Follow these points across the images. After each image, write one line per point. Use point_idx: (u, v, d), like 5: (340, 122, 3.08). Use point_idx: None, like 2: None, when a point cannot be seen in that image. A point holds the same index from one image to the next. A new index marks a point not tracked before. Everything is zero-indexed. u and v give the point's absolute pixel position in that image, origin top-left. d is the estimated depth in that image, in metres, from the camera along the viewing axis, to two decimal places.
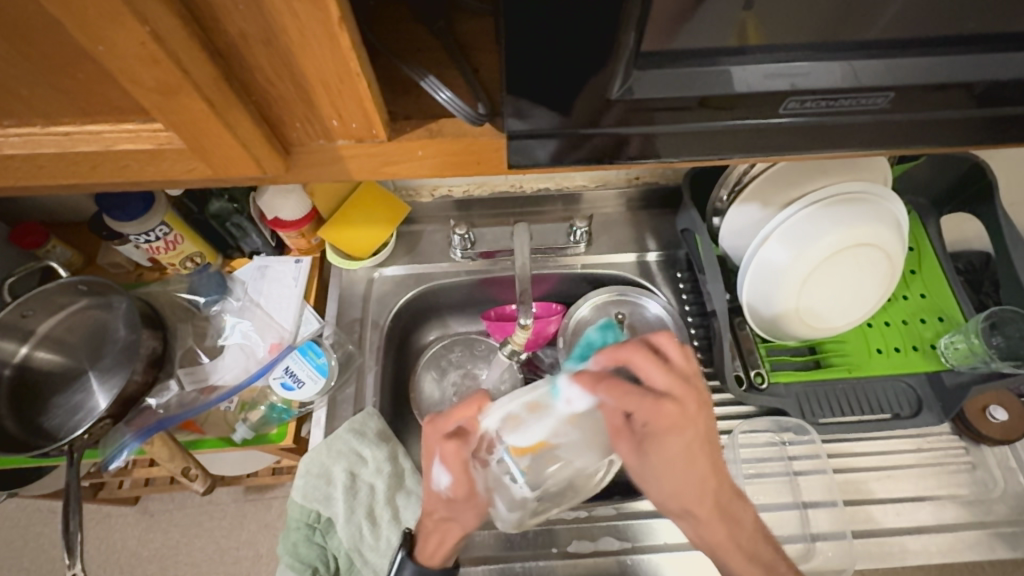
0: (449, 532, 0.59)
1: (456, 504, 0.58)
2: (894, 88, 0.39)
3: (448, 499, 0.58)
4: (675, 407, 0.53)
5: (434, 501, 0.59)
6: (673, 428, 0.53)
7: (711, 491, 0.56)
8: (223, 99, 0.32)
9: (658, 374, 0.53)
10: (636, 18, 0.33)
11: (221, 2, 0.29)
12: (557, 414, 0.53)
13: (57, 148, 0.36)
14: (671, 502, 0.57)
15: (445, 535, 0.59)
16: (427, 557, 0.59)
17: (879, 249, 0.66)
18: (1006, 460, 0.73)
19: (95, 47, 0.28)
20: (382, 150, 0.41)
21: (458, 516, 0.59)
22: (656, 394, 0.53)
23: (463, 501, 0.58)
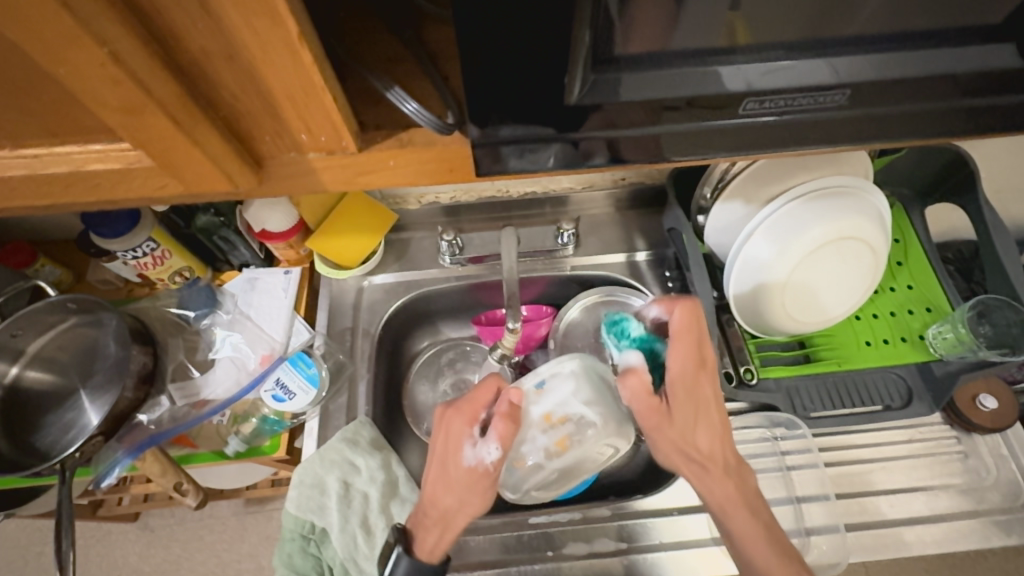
0: (449, 525, 0.57)
1: (477, 489, 0.57)
2: (848, 85, 0.40)
3: (475, 481, 0.57)
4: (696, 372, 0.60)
5: (445, 486, 0.57)
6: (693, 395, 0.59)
7: (718, 451, 0.60)
8: (189, 117, 0.33)
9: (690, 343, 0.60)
10: (589, 18, 0.33)
11: (180, 21, 0.29)
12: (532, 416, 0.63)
13: (27, 170, 0.36)
14: (676, 458, 0.61)
15: (449, 528, 0.58)
16: (427, 551, 0.57)
17: (862, 242, 0.66)
18: (998, 448, 0.73)
19: (55, 70, 0.28)
20: (355, 161, 0.41)
21: (459, 511, 0.57)
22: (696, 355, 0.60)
23: (452, 490, 0.57)
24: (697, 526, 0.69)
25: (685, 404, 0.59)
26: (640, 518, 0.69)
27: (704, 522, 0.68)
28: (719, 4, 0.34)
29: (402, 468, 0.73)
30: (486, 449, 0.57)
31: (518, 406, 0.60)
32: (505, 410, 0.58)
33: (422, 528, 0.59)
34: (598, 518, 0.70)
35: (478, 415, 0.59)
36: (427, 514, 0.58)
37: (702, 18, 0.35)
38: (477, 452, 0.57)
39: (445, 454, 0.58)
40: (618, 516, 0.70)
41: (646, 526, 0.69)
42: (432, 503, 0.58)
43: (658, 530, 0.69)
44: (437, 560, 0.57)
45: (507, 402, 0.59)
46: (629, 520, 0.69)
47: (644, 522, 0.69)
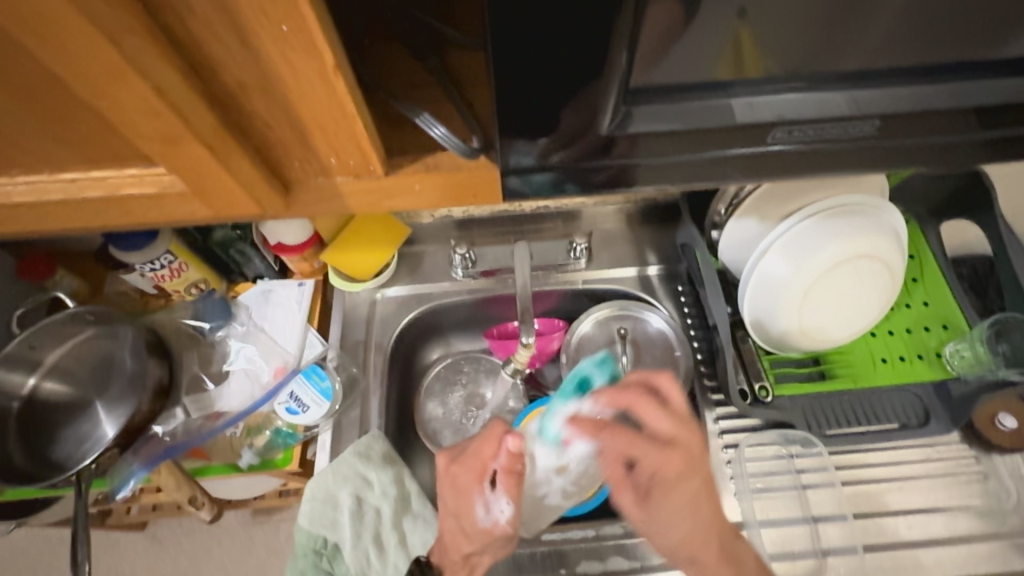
0: (476, 567, 0.63)
1: (497, 542, 0.62)
2: (881, 115, 0.40)
3: (494, 536, 0.62)
4: (681, 451, 0.58)
5: (468, 538, 0.62)
6: (680, 477, 0.59)
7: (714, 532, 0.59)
8: (224, 145, 0.33)
9: (663, 420, 0.58)
10: (628, 31, 0.33)
11: (219, 54, 0.29)
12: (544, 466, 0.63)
13: (63, 195, 0.37)
14: (679, 548, 0.60)
15: (472, 571, 0.63)
16: None
17: (878, 261, 0.66)
18: (1018, 469, 0.72)
19: (99, 102, 0.29)
20: (380, 185, 0.41)
21: (483, 553, 0.63)
22: (664, 437, 0.59)
23: (471, 535, 0.62)
24: None
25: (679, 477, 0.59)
26: None
27: None
28: (746, 32, 0.35)
29: (414, 483, 0.73)
30: (498, 505, 0.61)
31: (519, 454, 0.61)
32: (506, 464, 0.61)
33: (450, 567, 0.64)
34: (611, 536, 0.69)
35: (483, 471, 0.62)
36: (452, 556, 0.63)
37: (726, 47, 0.36)
38: (490, 510, 0.61)
39: (461, 508, 0.62)
40: (632, 534, 0.69)
41: None
42: (453, 548, 0.63)
43: None
44: None
45: (510, 453, 0.61)
46: (642, 538, 0.69)
47: None
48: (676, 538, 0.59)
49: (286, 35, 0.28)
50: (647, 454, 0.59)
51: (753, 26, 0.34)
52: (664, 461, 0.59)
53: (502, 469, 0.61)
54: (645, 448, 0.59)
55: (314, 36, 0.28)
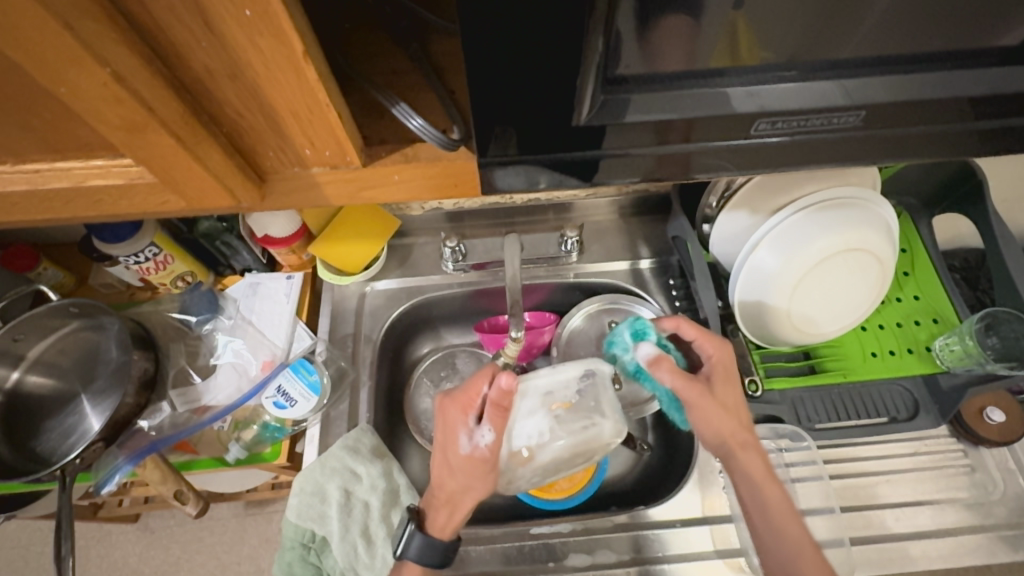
0: (460, 507, 0.60)
1: (479, 473, 0.59)
2: (865, 107, 0.40)
3: (473, 467, 0.59)
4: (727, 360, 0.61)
5: (454, 472, 0.59)
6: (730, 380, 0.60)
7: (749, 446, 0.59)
8: (192, 134, 0.32)
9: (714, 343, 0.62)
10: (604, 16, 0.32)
11: (183, 40, 0.29)
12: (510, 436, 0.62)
13: (28, 186, 0.36)
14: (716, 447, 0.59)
15: (457, 509, 0.60)
16: (439, 529, 0.61)
17: (868, 254, 0.66)
18: (1005, 462, 0.72)
19: (57, 89, 0.28)
20: (359, 176, 0.40)
21: (475, 486, 0.59)
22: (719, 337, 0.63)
23: (459, 470, 0.59)
24: (701, 539, 0.68)
25: (728, 386, 0.60)
26: (642, 530, 0.69)
27: (708, 535, 0.68)
28: (737, 26, 0.34)
29: (404, 476, 0.73)
30: (480, 435, 0.58)
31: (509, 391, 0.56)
32: (495, 402, 0.56)
33: (433, 507, 0.62)
34: (600, 529, 0.69)
35: (470, 403, 0.59)
36: (438, 494, 0.61)
37: (727, 36, 0.35)
38: (473, 440, 0.58)
39: (445, 440, 0.60)
40: (620, 528, 0.69)
41: (649, 538, 0.68)
42: (440, 485, 0.61)
43: (660, 542, 0.68)
44: (449, 540, 0.60)
45: (500, 389, 0.56)
46: (631, 532, 0.69)
47: (647, 534, 0.68)
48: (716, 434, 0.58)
49: (251, 19, 0.27)
50: (713, 344, 0.61)
51: (757, 14, 0.34)
52: (723, 351, 0.62)
53: (489, 406, 0.57)
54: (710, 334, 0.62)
55: (280, 20, 0.27)
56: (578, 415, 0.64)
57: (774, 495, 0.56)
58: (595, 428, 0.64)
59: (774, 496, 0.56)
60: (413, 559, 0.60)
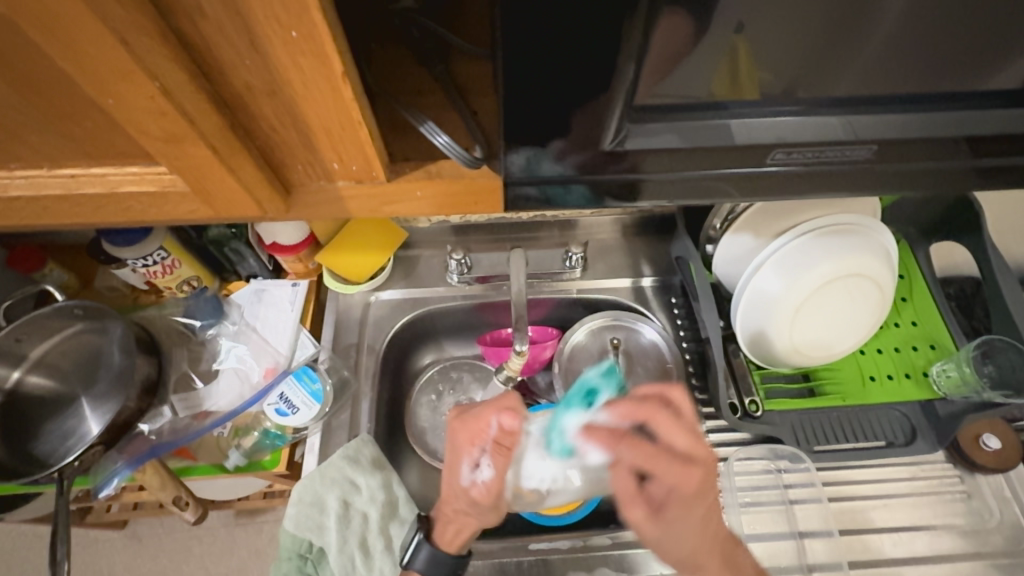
0: (467, 524, 0.62)
1: (478, 508, 0.61)
2: (878, 141, 0.41)
3: (474, 502, 0.61)
4: (700, 470, 0.55)
5: (457, 498, 0.61)
6: (696, 493, 0.55)
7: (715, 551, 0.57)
8: (228, 147, 0.33)
9: (682, 437, 0.55)
10: (641, 25, 0.32)
11: (228, 58, 0.30)
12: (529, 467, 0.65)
13: (62, 190, 0.37)
14: (679, 563, 0.58)
15: (466, 524, 0.62)
16: (445, 542, 0.62)
17: (869, 280, 0.67)
18: (1001, 490, 0.73)
19: (105, 100, 0.29)
20: (382, 191, 0.41)
21: (476, 514, 0.62)
22: (681, 457, 0.55)
23: (463, 492, 0.61)
24: None
25: (691, 499, 0.55)
26: (641, 548, 0.69)
27: None
28: (750, 56, 0.36)
29: (402, 488, 0.72)
30: (481, 470, 0.61)
31: (512, 431, 0.60)
32: (496, 441, 0.60)
33: (441, 520, 0.63)
34: (598, 547, 0.69)
35: (478, 436, 0.61)
36: (445, 509, 0.63)
37: (729, 63, 0.36)
38: (474, 476, 0.60)
39: (449, 463, 0.62)
40: (619, 545, 0.69)
41: (647, 557, 0.68)
42: (446, 501, 0.63)
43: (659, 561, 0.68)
44: (458, 555, 0.62)
45: (502, 429, 0.60)
46: (629, 550, 0.69)
47: (645, 552, 0.68)
48: (683, 555, 0.57)
49: (296, 40, 0.29)
50: (666, 472, 0.55)
51: (750, 50, 0.35)
52: (681, 478, 0.55)
53: (492, 445, 0.60)
54: (660, 462, 0.55)
55: (324, 43, 0.29)
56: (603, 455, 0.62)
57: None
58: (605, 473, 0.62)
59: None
60: (418, 571, 0.62)
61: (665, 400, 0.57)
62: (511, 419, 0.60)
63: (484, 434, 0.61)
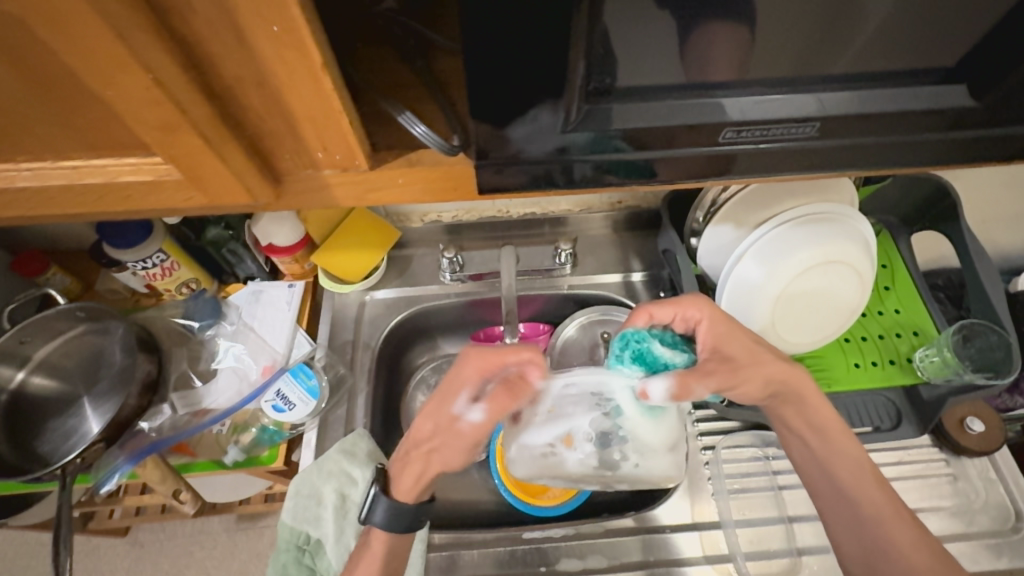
0: (427, 466, 0.57)
1: (458, 440, 0.57)
2: (819, 118, 0.42)
3: (461, 436, 0.56)
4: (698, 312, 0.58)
5: (449, 432, 0.57)
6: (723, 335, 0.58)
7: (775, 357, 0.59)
8: (218, 135, 0.35)
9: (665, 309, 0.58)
10: (587, 21, 0.34)
11: (217, 51, 0.32)
12: (534, 437, 0.55)
13: (65, 180, 0.39)
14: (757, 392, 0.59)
15: (428, 464, 0.57)
16: (404, 491, 0.58)
17: (848, 266, 0.69)
18: (986, 471, 0.74)
19: (104, 92, 0.31)
20: (366, 178, 0.44)
21: (440, 447, 0.57)
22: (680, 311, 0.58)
23: (445, 431, 0.57)
24: (690, 545, 0.70)
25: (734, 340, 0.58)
26: (634, 535, 0.70)
27: (697, 541, 0.70)
28: (727, 31, 0.37)
29: (399, 481, 0.74)
30: (470, 410, 0.56)
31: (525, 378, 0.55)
32: (507, 380, 0.56)
33: (400, 461, 0.59)
34: (591, 534, 0.70)
35: (489, 369, 0.56)
36: (409, 454, 0.58)
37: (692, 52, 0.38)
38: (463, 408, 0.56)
39: (439, 402, 0.58)
40: (611, 533, 0.70)
41: (639, 544, 0.70)
42: (416, 439, 0.59)
43: (651, 548, 0.69)
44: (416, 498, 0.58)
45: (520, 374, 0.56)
46: (621, 537, 0.70)
47: (638, 539, 0.70)
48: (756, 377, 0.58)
49: (278, 33, 0.31)
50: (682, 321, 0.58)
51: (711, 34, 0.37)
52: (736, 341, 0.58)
53: (500, 380, 0.56)
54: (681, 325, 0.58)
55: (304, 35, 0.31)
56: (552, 434, 0.55)
57: (790, 409, 0.60)
58: (557, 457, 0.55)
59: (789, 410, 0.60)
60: (378, 524, 0.57)
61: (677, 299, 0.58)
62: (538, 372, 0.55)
63: (496, 368, 0.56)
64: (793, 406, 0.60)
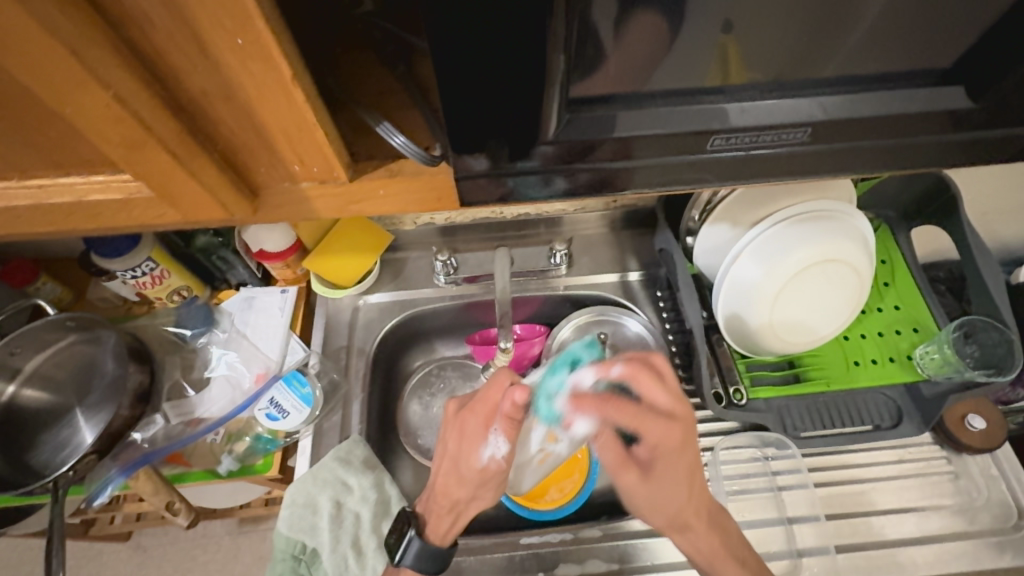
0: (465, 514, 0.67)
1: (492, 480, 0.67)
2: (813, 122, 0.41)
3: (487, 474, 0.66)
4: (675, 423, 0.62)
5: (472, 477, 0.66)
6: (675, 448, 0.63)
7: (688, 499, 0.64)
8: (187, 151, 0.35)
9: (661, 396, 0.61)
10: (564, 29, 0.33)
11: (181, 64, 0.31)
12: (526, 454, 0.69)
13: (32, 200, 0.38)
14: (661, 516, 0.65)
15: (460, 516, 0.67)
16: (439, 534, 0.66)
17: (846, 265, 0.68)
18: (988, 468, 0.73)
19: (65, 111, 0.31)
20: (346, 190, 0.43)
21: (483, 495, 0.67)
22: (664, 414, 0.62)
23: (476, 483, 0.66)
24: None
25: (681, 454, 0.63)
26: (633, 538, 0.70)
27: None
28: (718, 31, 0.35)
29: (395, 487, 0.73)
30: (496, 446, 0.65)
31: (521, 406, 0.63)
32: (507, 414, 0.63)
33: (434, 518, 0.67)
34: (590, 538, 0.70)
35: (489, 414, 0.65)
36: (442, 502, 0.67)
37: (678, 56, 0.36)
38: (487, 451, 0.65)
39: (461, 452, 0.66)
40: (610, 536, 0.70)
41: (638, 547, 0.69)
42: (445, 494, 0.67)
43: (650, 551, 0.69)
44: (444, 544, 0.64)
45: (512, 405, 0.63)
46: (620, 540, 0.69)
47: (637, 543, 0.69)
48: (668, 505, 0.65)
49: (242, 46, 0.30)
50: (653, 430, 0.62)
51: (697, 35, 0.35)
52: (665, 434, 0.62)
53: (502, 417, 0.64)
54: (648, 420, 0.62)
55: (269, 47, 0.30)
56: (539, 440, 0.68)
57: (680, 538, 0.64)
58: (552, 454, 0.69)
59: (681, 540, 0.64)
60: (408, 565, 0.64)
61: (645, 363, 0.62)
62: (525, 395, 0.62)
63: (495, 410, 0.64)
64: (681, 535, 0.64)
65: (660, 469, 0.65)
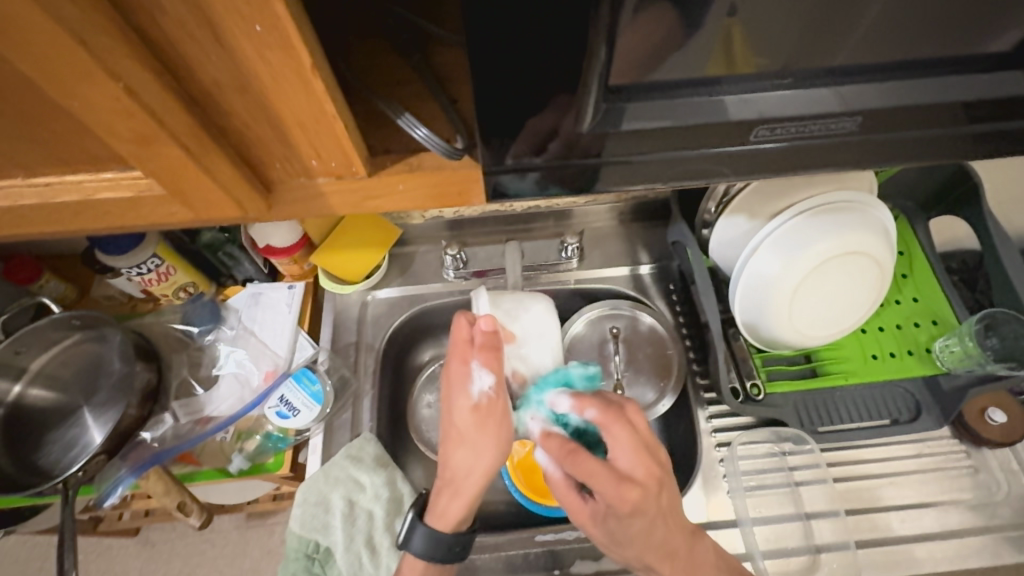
0: (465, 486, 0.62)
1: (493, 420, 0.62)
2: (861, 111, 0.39)
3: (483, 416, 0.62)
4: (637, 492, 0.55)
5: (470, 423, 0.63)
6: (635, 513, 0.55)
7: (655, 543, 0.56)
8: (200, 145, 0.33)
9: (625, 455, 0.56)
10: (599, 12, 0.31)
11: (194, 54, 0.30)
12: None
13: (39, 199, 0.37)
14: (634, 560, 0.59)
15: (460, 492, 0.62)
16: (439, 517, 0.62)
17: (867, 257, 0.66)
18: (1008, 463, 0.72)
19: (71, 103, 0.29)
20: (363, 185, 0.41)
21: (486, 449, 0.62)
22: (620, 474, 0.56)
23: (476, 433, 0.63)
24: None
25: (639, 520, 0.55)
26: None
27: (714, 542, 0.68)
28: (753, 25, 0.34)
29: (408, 484, 0.72)
30: (481, 379, 0.62)
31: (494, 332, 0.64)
32: (484, 343, 0.63)
33: (441, 483, 0.64)
34: None
35: (465, 350, 0.63)
36: (444, 475, 0.64)
37: (711, 43, 0.35)
38: (477, 391, 0.62)
39: (451, 403, 0.63)
40: None
41: None
42: (445, 464, 0.64)
43: None
44: (455, 526, 0.61)
45: (485, 333, 0.63)
46: None
47: None
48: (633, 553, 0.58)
49: (260, 34, 0.28)
50: (606, 489, 0.56)
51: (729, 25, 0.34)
52: (618, 497, 0.55)
53: (480, 348, 0.63)
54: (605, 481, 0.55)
55: (288, 34, 0.28)
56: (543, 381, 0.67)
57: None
58: None
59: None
60: (418, 554, 0.60)
61: (621, 411, 0.59)
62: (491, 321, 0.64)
63: (470, 345, 0.63)
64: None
65: (614, 528, 0.57)
